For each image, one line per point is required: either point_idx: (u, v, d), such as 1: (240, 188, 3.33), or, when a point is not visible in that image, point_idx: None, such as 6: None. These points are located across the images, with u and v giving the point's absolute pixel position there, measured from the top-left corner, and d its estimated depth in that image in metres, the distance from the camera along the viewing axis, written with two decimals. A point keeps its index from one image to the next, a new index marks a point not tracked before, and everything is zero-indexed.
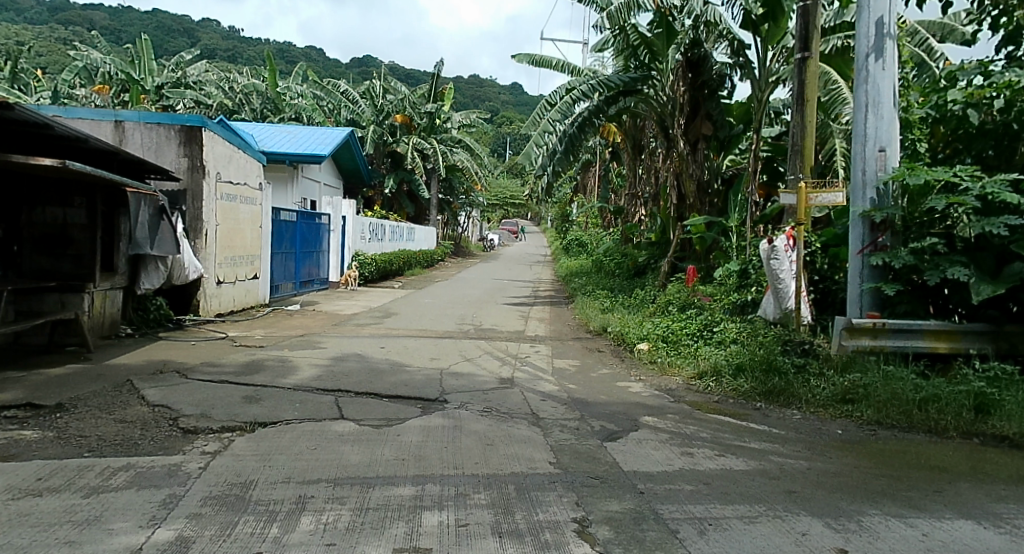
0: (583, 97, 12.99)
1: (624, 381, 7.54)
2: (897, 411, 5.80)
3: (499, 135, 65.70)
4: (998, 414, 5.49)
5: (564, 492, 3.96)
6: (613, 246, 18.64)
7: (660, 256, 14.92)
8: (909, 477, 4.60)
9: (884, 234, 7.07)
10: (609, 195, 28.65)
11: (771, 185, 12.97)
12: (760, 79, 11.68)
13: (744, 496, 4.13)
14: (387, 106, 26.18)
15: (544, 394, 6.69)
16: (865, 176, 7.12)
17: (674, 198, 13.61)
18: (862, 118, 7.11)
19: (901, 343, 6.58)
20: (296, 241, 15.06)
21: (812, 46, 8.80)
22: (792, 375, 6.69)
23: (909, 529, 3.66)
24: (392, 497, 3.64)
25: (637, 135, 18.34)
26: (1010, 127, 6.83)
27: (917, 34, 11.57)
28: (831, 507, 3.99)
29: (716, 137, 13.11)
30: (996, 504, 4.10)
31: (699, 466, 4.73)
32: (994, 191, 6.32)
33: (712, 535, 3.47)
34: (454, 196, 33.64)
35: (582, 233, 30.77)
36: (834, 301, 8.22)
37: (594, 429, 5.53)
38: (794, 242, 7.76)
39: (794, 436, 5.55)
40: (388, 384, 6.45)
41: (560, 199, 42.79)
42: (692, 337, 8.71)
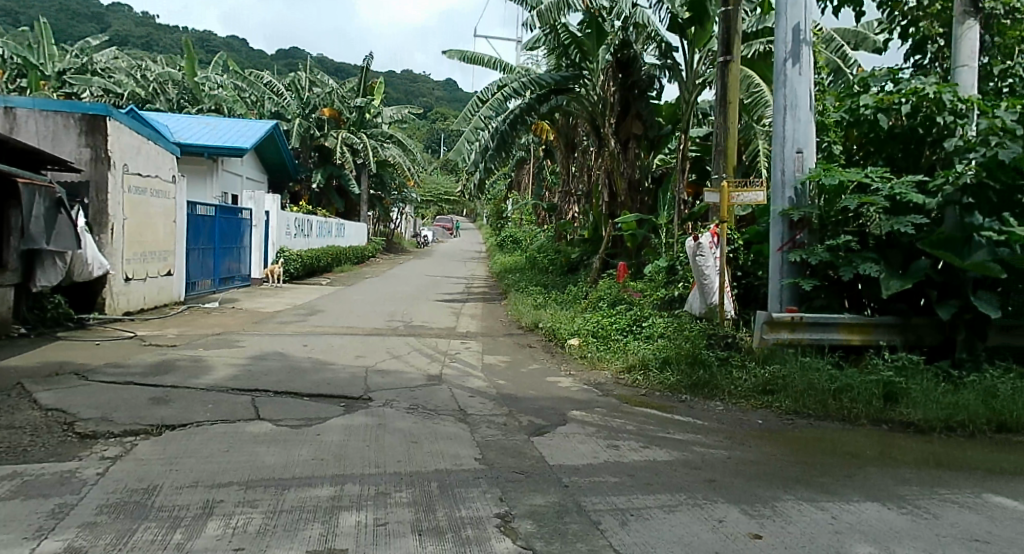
0: (514, 94, 13.09)
1: (554, 376, 7.60)
2: (814, 400, 6.06)
3: (434, 131, 65.32)
4: (905, 402, 5.85)
5: (488, 488, 3.97)
6: (546, 243, 18.84)
7: (592, 253, 15.12)
8: (821, 463, 4.82)
9: (802, 231, 7.42)
10: (542, 192, 28.90)
11: (700, 184, 13.38)
12: (688, 81, 12.07)
13: (665, 486, 4.24)
14: (313, 99, 25.86)
15: (473, 390, 6.67)
16: (784, 177, 7.42)
17: (605, 196, 13.87)
18: (780, 120, 7.40)
19: (817, 336, 6.90)
20: (214, 236, 14.56)
21: (733, 49, 9.06)
22: (715, 368, 6.93)
23: (819, 513, 3.83)
24: (308, 498, 3.56)
25: (570, 133, 18.64)
26: (916, 132, 7.29)
27: (833, 41, 12.09)
28: (748, 494, 4.15)
29: (646, 136, 13.33)
30: (899, 486, 4.35)
31: (624, 458, 4.82)
32: (901, 192, 6.68)
33: (633, 525, 3.55)
34: (386, 191, 33.23)
35: (516, 230, 30.97)
36: (756, 296, 8.56)
37: (522, 424, 5.57)
38: (717, 239, 8.02)
39: (715, 427, 5.73)
40: (310, 383, 6.31)
41: (494, 196, 42.97)
42: (622, 332, 8.92)
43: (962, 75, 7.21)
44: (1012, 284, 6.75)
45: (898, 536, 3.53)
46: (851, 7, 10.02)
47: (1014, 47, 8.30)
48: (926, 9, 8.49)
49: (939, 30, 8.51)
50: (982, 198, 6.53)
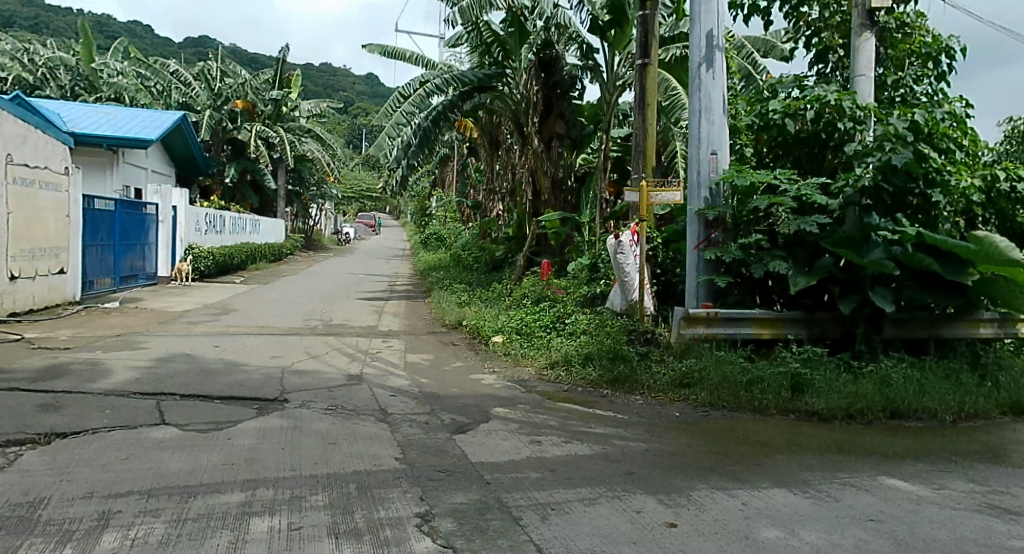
0: (436, 91, 13.12)
1: (477, 374, 7.60)
2: (728, 392, 6.28)
3: (355, 127, 64.11)
4: (811, 392, 6.15)
5: (408, 488, 3.92)
6: (470, 241, 18.80)
7: (516, 251, 15.19)
8: (733, 452, 5.00)
9: (717, 230, 7.69)
10: (467, 190, 28.90)
11: (622, 183, 13.68)
12: (609, 82, 12.29)
13: (586, 479, 4.30)
14: (225, 90, 24.78)
15: (394, 389, 6.59)
16: (699, 177, 7.66)
17: (529, 194, 13.97)
18: (696, 123, 7.65)
19: (731, 331, 7.13)
20: (115, 232, 13.81)
21: (650, 53, 9.32)
22: (635, 362, 7.10)
23: (731, 500, 3.99)
24: (216, 505, 3.42)
25: (495, 131, 18.72)
26: (819, 136, 7.67)
27: (744, 48, 12.60)
28: (665, 484, 4.26)
29: (569, 135, 13.61)
30: (804, 472, 4.57)
31: (545, 453, 4.87)
32: (806, 193, 7.04)
33: (554, 519, 3.58)
34: (305, 187, 32.35)
35: (441, 227, 30.80)
36: (675, 293, 8.80)
37: (444, 422, 5.53)
38: (637, 237, 8.22)
39: (635, 420, 5.87)
40: (221, 385, 6.07)
41: (417, 193, 42.61)
42: (545, 329, 9.02)
43: (859, 84, 7.65)
44: (906, 281, 7.13)
45: (802, 518, 3.71)
46: (760, 16, 10.45)
47: (905, 59, 8.86)
48: (827, 21, 9.17)
49: (839, 41, 9.14)
50: (879, 199, 6.93)
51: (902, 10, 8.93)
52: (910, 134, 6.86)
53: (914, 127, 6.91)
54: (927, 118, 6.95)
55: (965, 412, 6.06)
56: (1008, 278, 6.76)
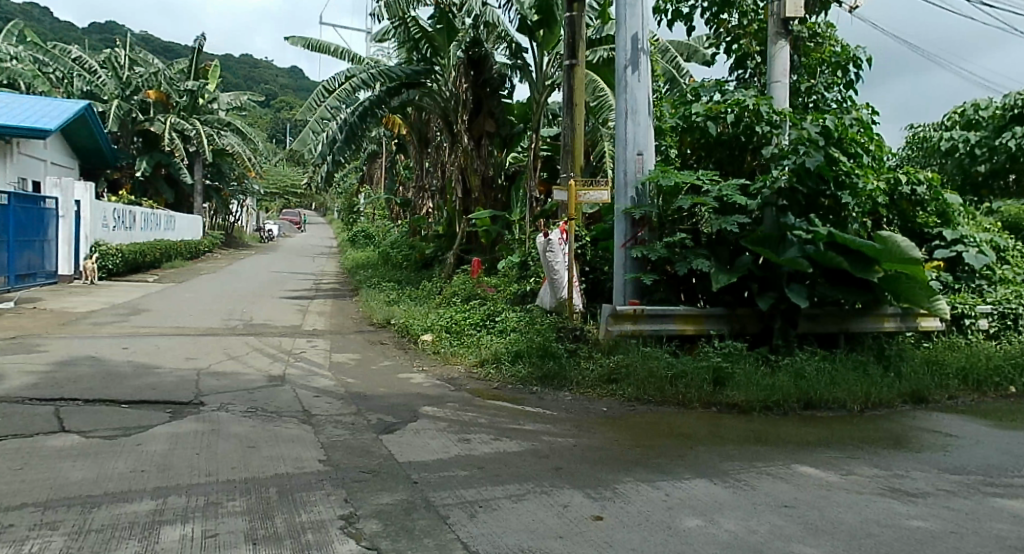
0: (363, 85, 12.83)
1: (406, 372, 7.51)
2: (653, 387, 6.42)
3: (279, 121, 62.23)
4: (732, 385, 6.37)
5: (332, 490, 3.83)
6: (399, 239, 18.56)
7: (446, 249, 15.06)
8: (658, 445, 5.12)
9: (643, 229, 7.85)
10: (395, 187, 28.56)
11: (551, 181, 13.79)
12: (538, 82, 12.38)
13: (513, 476, 4.31)
14: (135, 79, 23.76)
15: (319, 390, 6.42)
16: (626, 177, 7.81)
17: (459, 192, 13.92)
18: (622, 124, 7.78)
19: (656, 327, 7.31)
20: (9, 228, 12.93)
21: (579, 54, 9.42)
22: (564, 359, 7.19)
23: (655, 492, 4.08)
24: (122, 515, 3.25)
25: (423, 128, 18.52)
26: (739, 139, 7.94)
27: (668, 52, 12.91)
28: (591, 478, 4.32)
29: (499, 134, 13.64)
30: (724, 462, 4.72)
31: (474, 451, 4.86)
32: (727, 194, 7.31)
33: (482, 517, 3.57)
34: (224, 182, 31.17)
35: (369, 224, 30.32)
36: (602, 290, 8.95)
37: (371, 422, 5.43)
38: (566, 235, 8.37)
39: (564, 416, 5.92)
40: (130, 389, 5.78)
41: (344, 189, 41.79)
42: (475, 327, 9.01)
43: (775, 91, 7.96)
44: (818, 278, 7.44)
45: (721, 507, 3.83)
46: (683, 22, 10.75)
47: (817, 67, 9.28)
48: (746, 29, 9.53)
49: (757, 48, 9.49)
50: (793, 200, 7.32)
51: (814, 20, 9.33)
52: (821, 138, 7.16)
53: (826, 132, 7.21)
54: (837, 124, 7.24)
55: (871, 401, 6.40)
56: (909, 275, 7.17)
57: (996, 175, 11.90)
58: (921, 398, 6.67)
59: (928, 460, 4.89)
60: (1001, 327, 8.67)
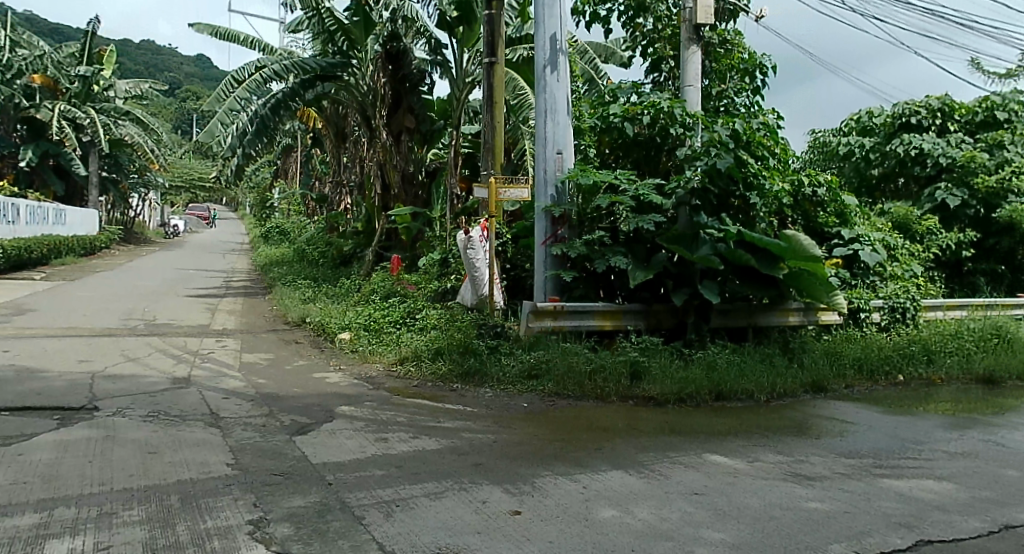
0: (275, 77, 12.41)
1: (322, 372, 7.31)
2: (573, 382, 6.50)
3: (185, 111, 59.38)
4: (648, 379, 6.53)
5: (240, 495, 3.68)
6: (316, 235, 18.07)
7: (365, 246, 14.75)
8: (576, 439, 5.19)
9: (563, 227, 7.95)
10: (311, 181, 27.83)
11: (471, 178, 13.74)
12: (458, 79, 12.35)
13: (432, 474, 4.27)
14: (18, 62, 21.49)
15: (228, 391, 6.15)
16: (546, 175, 7.88)
17: (378, 188, 13.67)
18: (542, 123, 7.87)
19: (575, 323, 7.44)
20: None
21: (497, 52, 9.44)
22: (485, 356, 7.18)
23: (572, 484, 4.12)
24: (2, 531, 3.01)
25: (340, 122, 18.03)
26: (655, 140, 8.15)
27: (586, 54, 13.11)
28: (510, 473, 4.33)
29: (419, 131, 13.43)
30: (640, 453, 4.83)
31: (392, 449, 4.78)
32: (643, 192, 7.50)
33: (398, 516, 3.51)
34: (123, 173, 29.45)
35: (283, 220, 29.36)
36: (524, 288, 9.00)
37: (284, 424, 5.26)
38: (486, 233, 8.37)
39: (483, 413, 5.92)
40: (14, 396, 5.37)
41: (257, 183, 40.32)
42: (394, 325, 8.87)
43: (688, 94, 8.16)
44: (730, 275, 7.77)
45: (636, 497, 3.91)
46: (600, 24, 10.95)
47: (726, 73, 9.67)
48: (661, 33, 9.81)
49: (670, 52, 9.76)
50: (706, 200, 7.53)
51: (723, 28, 9.70)
52: (731, 141, 7.46)
53: (735, 135, 7.51)
54: (746, 128, 7.55)
55: (777, 391, 6.71)
56: (811, 272, 7.49)
57: (888, 178, 12.71)
58: (821, 388, 7.04)
59: (826, 445, 5.17)
60: (891, 320, 9.27)
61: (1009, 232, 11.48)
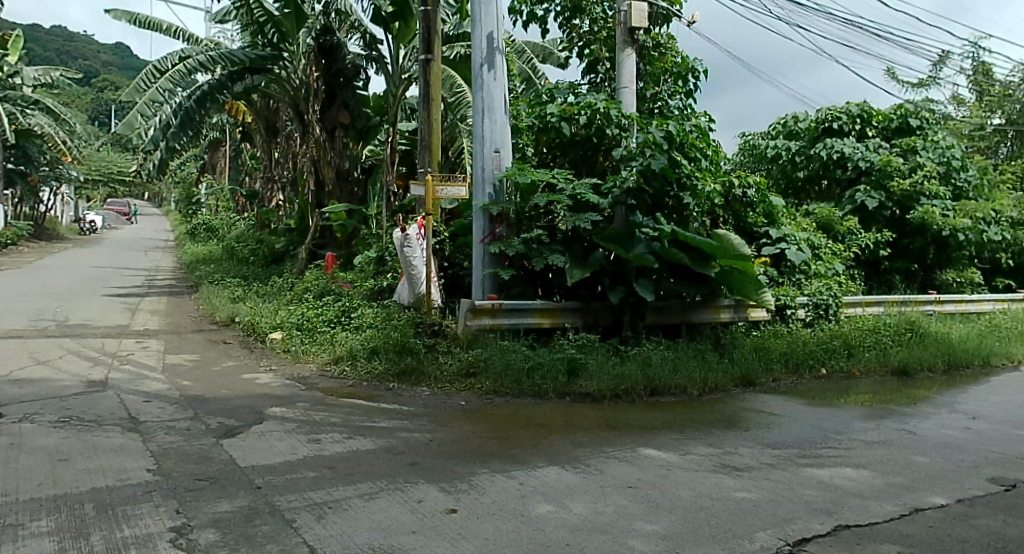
0: (201, 68, 11.90)
1: (251, 373, 7.07)
2: (510, 380, 6.50)
3: (102, 102, 56.58)
4: (585, 376, 6.59)
5: (161, 501, 3.51)
6: (246, 233, 17.51)
7: (298, 243, 14.41)
8: (514, 436, 5.18)
9: (501, 225, 7.94)
10: (240, 177, 26.96)
11: (408, 175, 13.58)
12: (394, 75, 12.18)
13: (367, 475, 4.18)
14: None
15: (149, 395, 5.88)
16: (484, 174, 7.86)
17: (311, 185, 13.37)
18: (479, 121, 7.85)
19: (513, 321, 7.45)
20: None
21: (433, 49, 9.33)
22: (422, 354, 7.10)
23: (509, 481, 4.11)
24: None
25: (271, 116, 17.59)
26: (592, 140, 8.23)
27: (524, 54, 13.16)
28: (447, 472, 4.28)
29: (354, 127, 13.28)
30: (576, 449, 4.86)
31: (325, 451, 4.66)
32: (580, 192, 7.57)
33: (330, 517, 3.42)
34: (33, 166, 27.82)
35: (210, 217, 28.29)
36: (462, 286, 8.96)
37: (210, 427, 5.06)
38: (423, 231, 8.27)
39: (420, 412, 5.85)
40: None
41: (182, 178, 38.76)
42: (328, 324, 8.69)
43: (624, 95, 8.26)
44: (664, 273, 7.86)
45: (572, 491, 3.93)
46: (537, 24, 10.99)
47: (660, 76, 9.85)
48: (596, 35, 9.92)
49: (606, 54, 9.88)
50: (640, 200, 7.64)
51: (657, 32, 9.86)
52: (666, 142, 7.56)
53: (669, 137, 7.58)
54: (679, 129, 7.65)
55: (708, 386, 6.88)
56: (740, 270, 7.76)
57: (812, 180, 13.19)
58: (750, 382, 7.26)
59: (755, 437, 5.32)
60: (815, 316, 9.66)
61: (921, 233, 12.09)
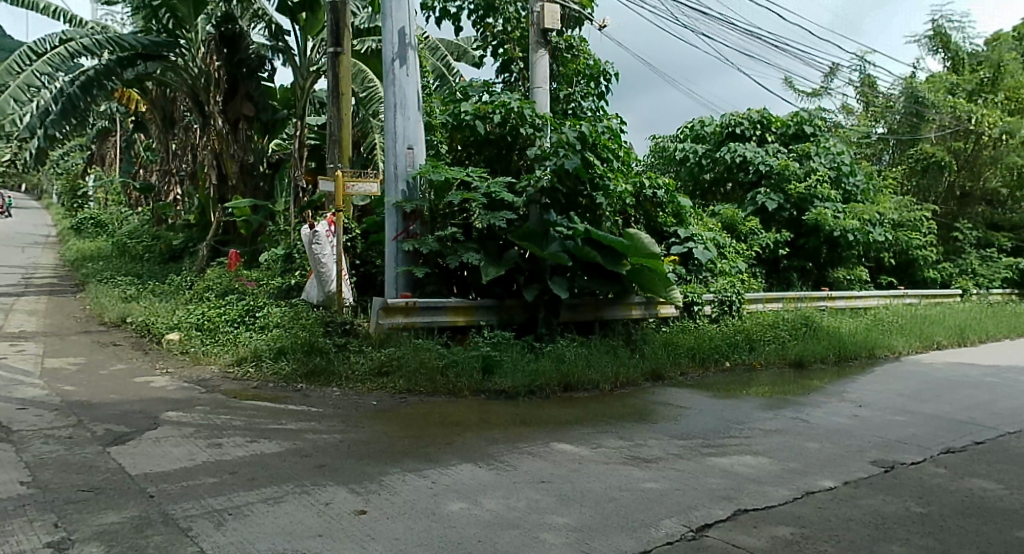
0: (84, 52, 11.22)
1: (145, 376, 6.65)
2: (425, 378, 6.41)
3: None
4: (500, 372, 6.58)
5: (38, 516, 3.24)
6: (139, 228, 16.53)
7: (199, 239, 13.82)
8: (427, 434, 5.11)
9: (415, 223, 7.78)
10: (133, 169, 25.40)
11: (318, 171, 13.19)
12: (302, 67, 11.78)
13: (271, 479, 4.01)
14: None
15: (26, 402, 5.42)
16: (397, 171, 7.71)
17: (213, 179, 12.66)
18: (391, 117, 7.68)
19: (428, 319, 7.36)
20: None
21: (343, 42, 9.08)
22: (333, 354, 6.90)
23: (421, 480, 4.04)
24: None
25: (168, 106, 16.80)
26: (506, 139, 8.21)
27: (438, 51, 13.07)
28: (356, 473, 4.16)
29: (259, 118, 12.92)
30: (490, 446, 4.84)
31: (226, 455, 4.43)
32: (495, 191, 7.56)
33: (230, 525, 3.25)
34: None
35: (99, 211, 26.46)
36: (374, 283, 8.78)
37: (96, 434, 4.71)
38: (333, 227, 8.03)
39: (329, 413, 5.67)
40: None
41: (67, 170, 36.16)
42: (231, 323, 8.32)
43: (537, 95, 8.30)
44: (578, 271, 7.99)
45: (485, 488, 3.90)
46: (450, 21, 10.91)
47: (573, 77, 9.98)
48: (510, 34, 9.95)
49: (520, 54, 9.91)
50: (555, 199, 7.72)
51: (570, 34, 9.97)
52: (578, 143, 7.68)
53: (582, 138, 7.73)
54: (592, 130, 7.80)
55: (620, 381, 7.01)
56: (651, 268, 7.95)
57: (717, 182, 13.69)
58: (659, 376, 7.46)
59: (664, 429, 5.46)
60: (720, 313, 10.02)
61: (815, 234, 12.80)
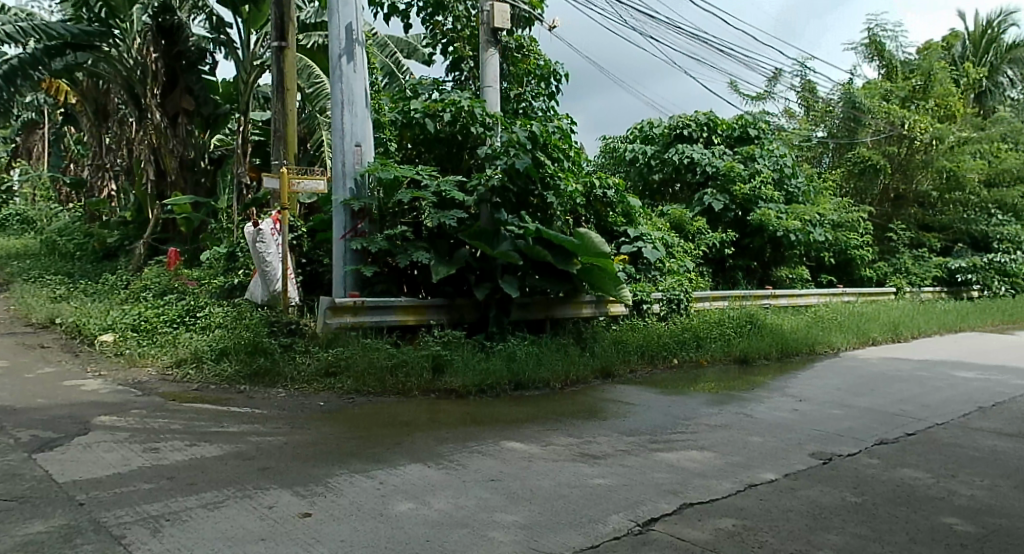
0: (10, 40, 10.78)
1: (76, 379, 6.37)
2: (373, 378, 6.31)
3: None
4: (450, 371, 6.53)
5: None
6: (69, 225, 15.80)
7: (135, 237, 13.33)
8: (374, 435, 5.03)
9: (363, 221, 7.66)
10: (64, 164, 24.31)
11: (262, 168, 12.86)
12: (245, 61, 11.48)
13: (212, 483, 3.88)
14: None
15: None
16: (344, 168, 7.58)
17: (151, 174, 12.30)
18: (339, 114, 7.52)
19: (376, 318, 7.25)
20: None
21: (286, 36, 8.89)
22: (278, 355, 6.73)
23: (368, 481, 3.98)
24: None
25: (101, 99, 16.18)
26: (456, 137, 8.16)
27: (387, 47, 12.93)
28: (301, 475, 4.06)
29: (199, 113, 12.49)
30: (439, 445, 4.79)
31: (163, 460, 4.28)
32: (445, 190, 7.51)
33: (167, 531, 3.13)
34: None
35: (26, 207, 25.21)
36: (321, 282, 8.60)
37: (22, 441, 4.48)
38: (279, 225, 7.84)
39: (274, 415, 5.53)
40: None
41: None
42: (170, 324, 8.04)
43: (488, 94, 8.22)
44: (529, 271, 8.00)
45: (433, 488, 3.86)
46: (399, 18, 10.79)
47: (523, 77, 9.99)
48: (460, 33, 9.91)
49: (470, 52, 9.86)
50: (505, 198, 7.71)
51: (520, 33, 9.96)
52: (529, 142, 7.69)
53: (532, 137, 7.73)
54: (542, 130, 7.81)
55: (570, 379, 7.04)
56: (602, 267, 8.02)
57: (665, 183, 13.90)
58: (609, 373, 7.53)
59: (613, 426, 5.51)
60: (668, 311, 10.16)
61: (759, 234, 13.15)
